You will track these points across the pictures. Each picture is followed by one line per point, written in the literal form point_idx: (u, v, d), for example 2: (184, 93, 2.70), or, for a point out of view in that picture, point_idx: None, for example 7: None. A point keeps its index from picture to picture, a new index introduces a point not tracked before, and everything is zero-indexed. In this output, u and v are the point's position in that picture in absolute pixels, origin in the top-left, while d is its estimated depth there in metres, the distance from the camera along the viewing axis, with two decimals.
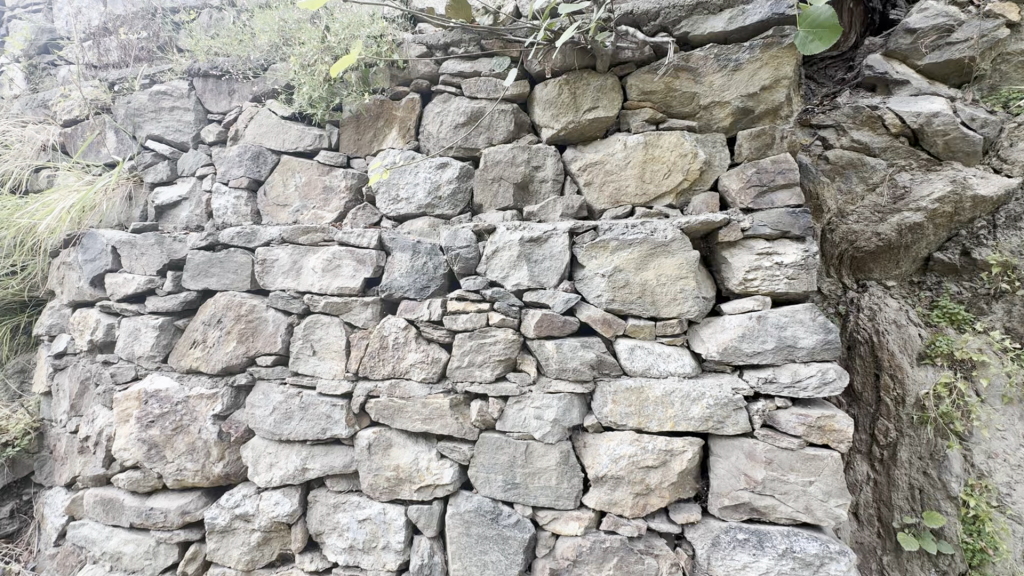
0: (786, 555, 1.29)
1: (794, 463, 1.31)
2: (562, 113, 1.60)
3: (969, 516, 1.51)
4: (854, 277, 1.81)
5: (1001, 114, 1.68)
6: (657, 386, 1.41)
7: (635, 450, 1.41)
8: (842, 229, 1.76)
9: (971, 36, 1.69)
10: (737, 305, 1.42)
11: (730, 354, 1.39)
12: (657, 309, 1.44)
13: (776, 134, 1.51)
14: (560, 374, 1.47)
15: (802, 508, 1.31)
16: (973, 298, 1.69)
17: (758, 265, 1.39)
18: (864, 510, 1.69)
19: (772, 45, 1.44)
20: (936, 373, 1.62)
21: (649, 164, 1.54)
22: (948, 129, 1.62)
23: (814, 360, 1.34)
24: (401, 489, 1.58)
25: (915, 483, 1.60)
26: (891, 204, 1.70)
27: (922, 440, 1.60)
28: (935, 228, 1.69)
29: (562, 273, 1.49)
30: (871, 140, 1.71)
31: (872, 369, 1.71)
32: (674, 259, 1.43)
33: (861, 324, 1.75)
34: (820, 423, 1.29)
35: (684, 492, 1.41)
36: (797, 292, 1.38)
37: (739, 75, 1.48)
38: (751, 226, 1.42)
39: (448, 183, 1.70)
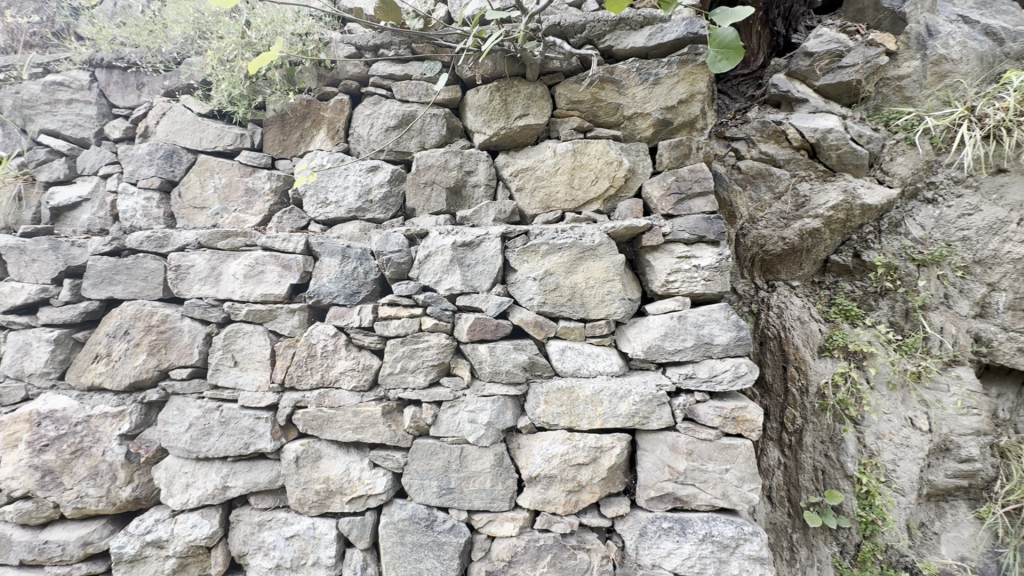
0: (706, 540, 1.38)
1: (712, 453, 1.40)
2: (494, 119, 1.62)
3: (862, 491, 1.68)
4: (764, 277, 1.97)
5: (884, 131, 1.88)
6: (587, 385, 1.46)
7: (566, 448, 1.45)
8: (753, 234, 1.91)
9: (857, 61, 1.89)
10: (660, 305, 1.49)
11: (653, 352, 1.46)
12: (586, 311, 1.49)
13: (692, 144, 1.61)
14: (493, 376, 1.49)
15: (720, 494, 1.40)
16: (864, 295, 1.89)
17: (678, 267, 1.48)
18: (776, 493, 1.83)
19: (687, 62, 1.54)
20: (833, 363, 1.79)
21: (577, 171, 1.59)
22: (840, 144, 1.81)
23: (728, 356, 1.44)
24: (332, 502, 1.52)
25: (819, 465, 1.77)
26: (794, 211, 1.87)
27: (823, 425, 1.77)
28: (831, 233, 1.87)
29: (494, 277, 1.51)
30: (776, 153, 1.89)
31: (780, 362, 1.86)
32: (601, 262, 1.48)
33: (771, 321, 1.90)
34: (734, 414, 1.38)
35: (614, 486, 1.46)
36: (713, 292, 1.48)
37: (659, 88, 1.56)
38: (671, 231, 1.51)
39: (380, 187, 1.67)
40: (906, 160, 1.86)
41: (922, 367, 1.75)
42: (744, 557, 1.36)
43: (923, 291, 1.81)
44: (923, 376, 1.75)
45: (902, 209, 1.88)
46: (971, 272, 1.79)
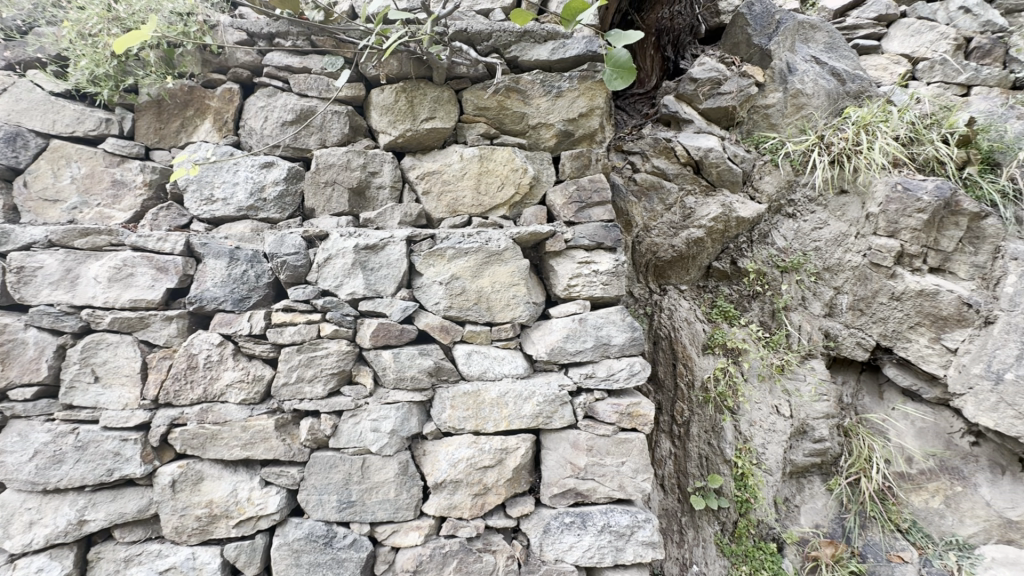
0: (604, 530, 1.46)
1: (610, 447, 1.49)
2: (400, 120, 1.59)
3: (738, 474, 1.86)
4: (657, 282, 2.12)
5: (754, 153, 2.15)
6: (492, 388, 1.48)
7: (472, 452, 1.45)
8: (647, 241, 2.06)
9: (733, 89, 2.14)
10: (562, 309, 1.56)
11: (557, 354, 1.52)
12: (492, 315, 1.51)
13: (592, 156, 1.71)
14: (398, 383, 1.46)
15: (617, 486, 1.48)
16: (740, 298, 2.11)
17: (579, 272, 1.55)
18: (668, 481, 1.99)
19: (587, 78, 1.63)
20: (715, 360, 1.98)
21: (484, 177, 1.61)
22: (719, 162, 2.05)
23: (624, 355, 1.54)
24: (216, 527, 1.39)
25: (703, 452, 1.93)
26: (682, 221, 2.05)
27: (706, 416, 1.95)
28: (712, 242, 2.07)
29: (399, 281, 1.48)
30: (667, 167, 2.08)
31: (671, 360, 2.02)
32: (507, 267, 1.52)
33: (663, 322, 2.06)
34: (629, 410, 1.49)
35: (519, 486, 1.49)
36: (611, 295, 1.57)
37: (561, 101, 1.63)
38: (573, 237, 1.58)
39: (274, 185, 1.56)
40: (772, 179, 2.13)
41: (785, 361, 2.00)
42: (638, 543, 1.46)
43: (786, 294, 2.08)
44: (786, 368, 2.00)
45: (770, 222, 2.14)
46: (823, 278, 2.08)
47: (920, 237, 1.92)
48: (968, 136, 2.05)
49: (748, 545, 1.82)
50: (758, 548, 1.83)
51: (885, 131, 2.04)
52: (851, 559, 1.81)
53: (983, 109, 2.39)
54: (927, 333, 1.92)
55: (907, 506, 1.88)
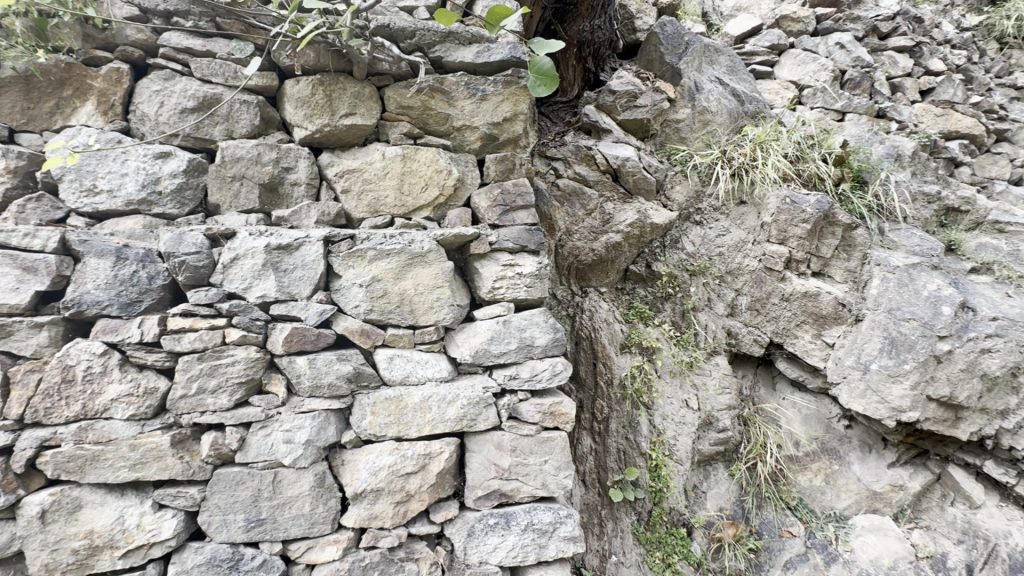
0: (528, 529, 1.48)
1: (533, 447, 1.52)
2: (317, 115, 1.51)
3: (653, 465, 1.97)
4: (578, 284, 2.21)
5: (666, 164, 2.31)
6: (415, 393, 1.45)
7: (394, 459, 1.41)
8: (569, 245, 2.14)
9: (647, 103, 2.30)
10: (487, 311, 1.57)
11: (481, 356, 1.52)
12: (415, 317, 1.48)
13: (516, 160, 1.73)
14: (313, 391, 1.39)
15: (540, 485, 1.52)
16: (654, 299, 2.24)
17: (503, 274, 1.57)
18: (588, 476, 2.06)
19: (511, 83, 1.66)
20: (632, 358, 2.09)
21: (407, 177, 1.58)
22: (635, 171, 2.17)
23: (547, 356, 1.57)
24: (98, 560, 1.24)
25: (621, 447, 2.03)
26: (601, 226, 2.15)
27: (623, 412, 2.04)
28: (629, 246, 2.18)
29: (315, 284, 1.40)
30: (587, 174, 2.17)
31: (591, 359, 2.11)
32: (430, 269, 1.50)
33: (584, 323, 2.14)
34: (551, 409, 1.53)
35: (443, 491, 1.48)
36: (534, 298, 1.61)
37: (486, 104, 1.65)
38: (497, 240, 1.60)
39: (172, 177, 1.42)
40: (682, 189, 2.29)
41: (694, 358, 2.16)
42: (560, 538, 1.50)
43: (694, 296, 2.24)
44: (694, 364, 2.15)
45: (680, 229, 2.29)
46: (725, 280, 2.26)
47: (805, 244, 2.16)
48: (842, 156, 2.33)
49: (661, 532, 1.94)
50: (670, 534, 1.95)
51: (776, 150, 2.29)
52: (749, 537, 1.99)
53: (854, 133, 2.73)
54: (811, 330, 2.16)
55: (795, 485, 2.10)
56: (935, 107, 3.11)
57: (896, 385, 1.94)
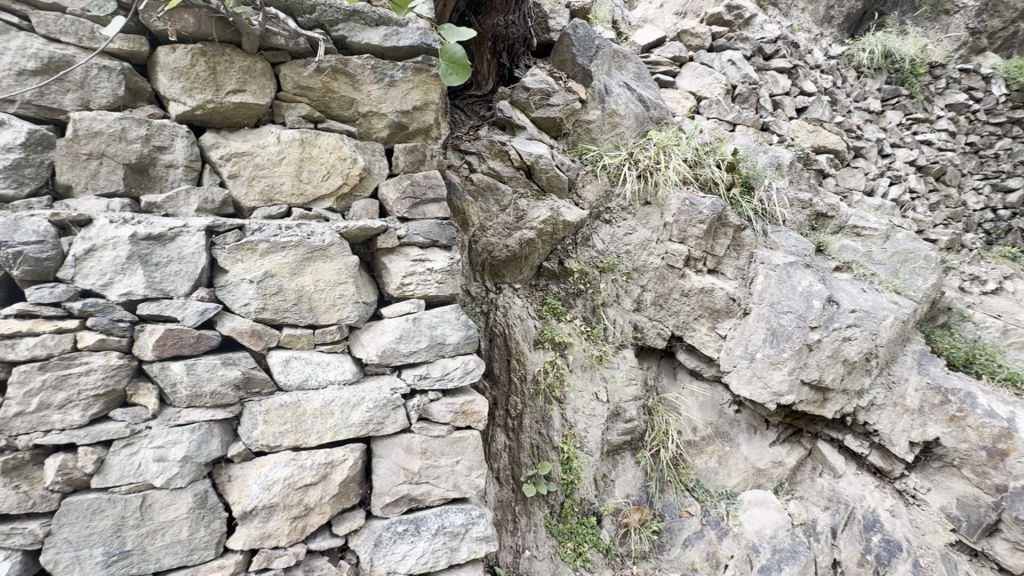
0: (438, 533, 1.43)
1: (444, 447, 1.48)
2: (198, 89, 1.33)
3: (565, 458, 2.01)
4: (493, 281, 2.20)
5: (578, 163, 2.37)
6: (315, 398, 1.34)
7: (291, 471, 1.30)
8: (483, 241, 2.12)
9: (560, 102, 2.37)
10: (396, 308, 1.50)
11: (389, 356, 1.45)
12: (315, 316, 1.37)
13: (427, 152, 1.67)
14: (193, 401, 1.23)
15: (452, 486, 1.48)
16: (566, 296, 2.29)
17: (413, 270, 1.51)
18: (503, 473, 2.06)
19: (422, 70, 1.58)
20: (545, 353, 2.12)
21: (306, 163, 1.45)
22: (548, 168, 2.21)
23: (459, 353, 1.54)
24: None
25: (534, 441, 2.05)
26: (515, 223, 2.15)
27: (536, 407, 2.06)
28: (542, 243, 2.20)
29: (196, 279, 1.24)
30: (501, 169, 2.18)
31: (505, 356, 2.10)
32: (332, 264, 1.40)
33: (498, 320, 2.13)
34: (463, 408, 1.50)
35: (346, 501, 1.39)
36: (446, 294, 1.56)
37: (394, 91, 1.56)
38: (406, 234, 1.53)
39: (6, 152, 1.18)
40: (592, 188, 2.37)
41: (603, 352, 2.24)
42: (473, 539, 1.47)
43: (603, 292, 2.32)
44: (604, 358, 2.23)
45: (591, 227, 2.36)
46: (632, 277, 2.36)
47: (701, 243, 2.33)
48: (733, 163, 2.54)
49: (572, 523, 1.99)
50: (581, 523, 2.01)
51: (677, 154, 2.44)
52: (653, 520, 2.10)
53: (743, 143, 3.00)
54: (706, 323, 2.33)
55: (693, 468, 2.25)
56: (808, 124, 3.50)
57: (777, 372, 2.14)
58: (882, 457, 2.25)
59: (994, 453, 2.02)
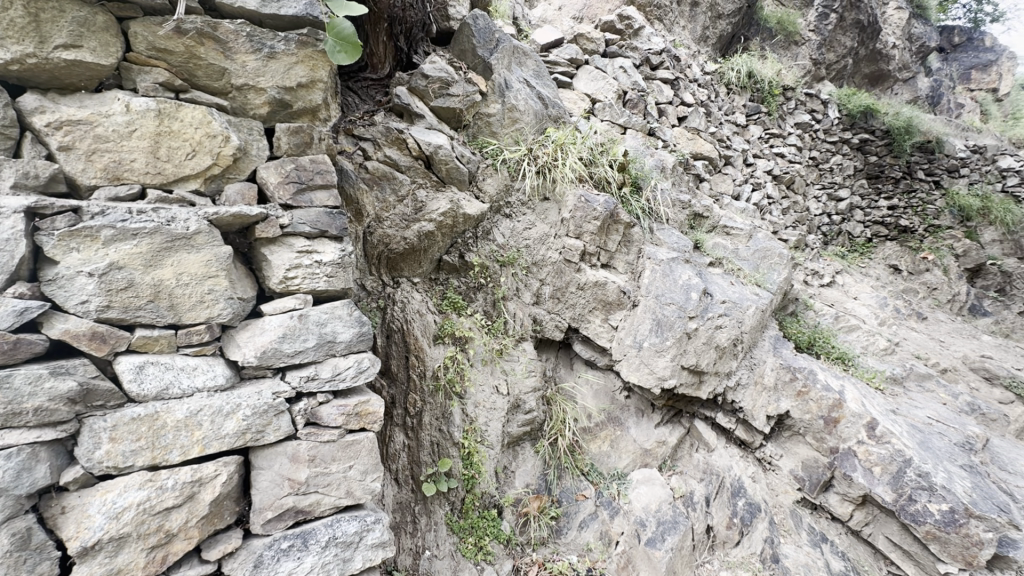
0: (329, 545, 1.33)
1: (335, 453, 1.39)
2: (15, 38, 1.07)
3: (465, 453, 2.00)
4: (390, 274, 2.10)
5: (478, 156, 2.36)
6: (178, 408, 1.17)
7: (146, 494, 1.12)
8: (379, 232, 2.01)
9: (460, 93, 2.34)
10: (278, 304, 1.37)
11: (270, 357, 1.33)
12: (176, 315, 1.21)
13: (314, 134, 1.54)
14: (8, 421, 1.00)
15: (344, 493, 1.39)
16: (466, 290, 2.27)
17: (299, 262, 1.39)
18: (401, 474, 1.98)
19: (307, 45, 1.44)
20: (445, 349, 2.08)
21: (164, 137, 1.25)
22: (448, 160, 2.17)
23: (351, 352, 1.46)
24: None
25: (434, 439, 2.00)
26: (413, 214, 2.08)
27: (436, 404, 2.02)
28: (442, 236, 2.16)
29: (12, 273, 1.02)
30: (398, 158, 2.09)
31: (403, 353, 2.02)
32: (199, 255, 1.23)
33: (395, 315, 2.04)
34: (357, 410, 1.42)
35: (220, 520, 1.25)
36: (336, 289, 1.46)
37: (276, 64, 1.40)
38: (290, 223, 1.40)
39: None
40: (493, 181, 2.37)
41: (503, 345, 2.26)
42: (367, 547, 1.39)
43: (504, 285, 2.34)
44: (504, 351, 2.25)
45: (491, 221, 2.36)
46: (531, 271, 2.41)
47: (595, 239, 2.45)
48: (623, 164, 2.70)
49: (473, 517, 1.98)
50: (482, 517, 2.01)
51: (574, 152, 2.53)
52: (551, 506, 2.17)
53: (633, 145, 3.20)
54: (600, 314, 2.45)
55: (588, 453, 2.37)
56: (688, 132, 3.85)
57: (661, 358, 2.33)
58: (745, 431, 2.55)
59: (829, 421, 2.38)
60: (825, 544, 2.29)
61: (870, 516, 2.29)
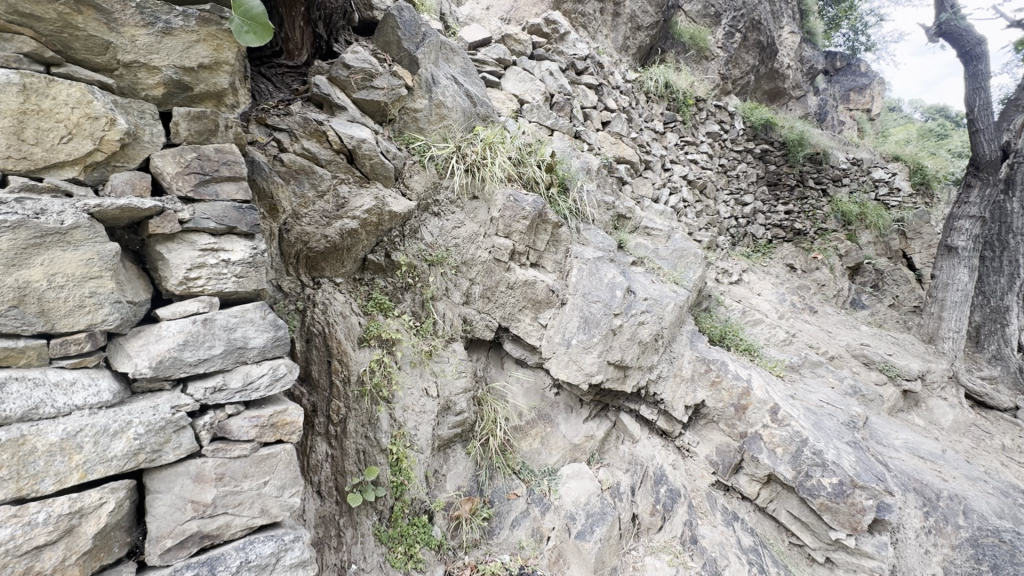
0: (241, 571, 1.20)
1: (247, 469, 1.28)
2: None
3: (394, 459, 1.93)
4: (310, 274, 1.98)
5: (404, 152, 2.29)
6: (51, 430, 1.01)
7: (9, 533, 0.94)
8: (297, 230, 1.89)
9: (384, 86, 2.25)
10: (177, 308, 1.24)
11: (168, 367, 1.19)
12: (48, 323, 1.05)
13: (220, 121, 1.40)
14: None
15: (258, 512, 1.28)
16: (393, 290, 2.19)
17: (202, 262, 1.26)
18: (325, 486, 1.87)
19: (210, 22, 1.31)
20: (371, 352, 1.99)
21: (31, 117, 1.07)
22: (372, 155, 2.09)
23: (265, 359, 1.35)
24: None
25: (360, 447, 1.91)
26: (335, 211, 1.97)
27: (362, 410, 1.93)
28: (367, 234, 2.06)
29: None
30: (318, 151, 1.97)
31: (325, 357, 1.90)
32: (78, 253, 1.08)
33: (316, 317, 1.92)
34: (272, 421, 1.32)
35: (108, 554, 1.10)
36: (247, 290, 1.35)
37: (172, 41, 1.26)
38: (192, 218, 1.27)
39: None
40: (420, 178, 2.31)
41: (432, 346, 2.21)
42: (286, 568, 1.28)
43: (432, 285, 2.28)
44: (433, 353, 2.20)
45: (419, 219, 2.30)
46: (460, 270, 2.38)
47: (524, 238, 2.48)
48: (551, 165, 2.74)
49: (403, 525, 1.91)
50: (412, 524, 1.94)
51: (502, 151, 2.54)
52: (483, 507, 2.16)
53: (559, 147, 3.27)
54: (529, 313, 2.47)
55: (519, 451, 2.38)
56: (611, 136, 4.00)
57: (588, 355, 2.39)
58: (666, 421, 2.70)
59: (739, 407, 2.58)
60: (737, 522, 2.47)
61: (774, 493, 2.50)
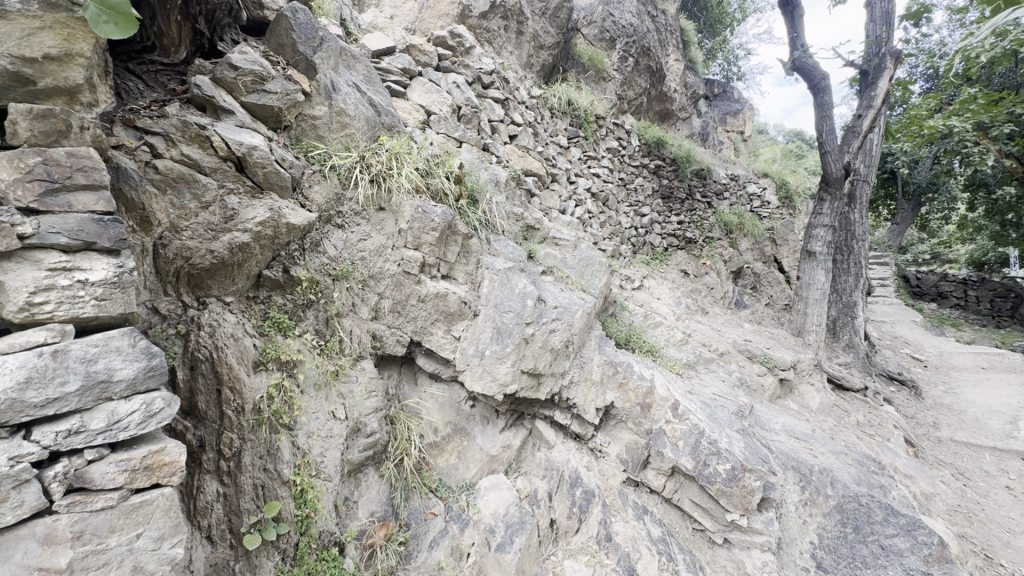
0: None
1: (115, 521, 1.11)
2: None
3: (298, 491, 1.78)
4: (193, 294, 1.77)
5: (303, 161, 2.16)
6: None
7: None
8: (176, 244, 1.68)
9: (278, 90, 2.11)
10: (17, 340, 1.04)
11: (4, 411, 0.99)
12: None
13: (73, 122, 1.20)
14: None
15: (130, 571, 1.12)
16: (293, 308, 2.04)
17: (51, 283, 1.09)
18: (216, 530, 1.69)
19: (57, 9, 1.14)
20: (268, 376, 1.83)
21: None
22: (265, 163, 1.94)
23: (135, 393, 1.19)
24: None
25: (258, 481, 1.74)
26: (222, 223, 1.79)
27: (260, 440, 1.76)
28: (260, 248, 1.90)
29: None
30: (202, 159, 1.79)
31: (214, 386, 1.72)
32: None
33: (201, 341, 1.73)
34: (146, 463, 1.17)
35: None
36: (112, 315, 1.19)
37: (6, 26, 1.08)
38: (36, 232, 1.09)
39: None
40: (321, 189, 2.19)
41: (339, 366, 2.08)
42: None
43: (338, 301, 2.17)
44: (340, 373, 2.08)
45: (321, 231, 2.17)
46: (368, 285, 2.28)
47: (434, 250, 2.46)
48: (460, 177, 2.74)
49: (310, 562, 1.76)
50: (320, 560, 1.80)
51: (409, 162, 2.50)
52: (398, 531, 2.06)
53: (468, 159, 3.29)
54: (442, 326, 2.43)
55: (435, 469, 2.32)
56: (518, 150, 4.10)
57: (502, 364, 2.41)
58: (579, 425, 2.80)
59: (645, 406, 2.74)
60: (647, 515, 2.59)
61: (677, 484, 2.67)
